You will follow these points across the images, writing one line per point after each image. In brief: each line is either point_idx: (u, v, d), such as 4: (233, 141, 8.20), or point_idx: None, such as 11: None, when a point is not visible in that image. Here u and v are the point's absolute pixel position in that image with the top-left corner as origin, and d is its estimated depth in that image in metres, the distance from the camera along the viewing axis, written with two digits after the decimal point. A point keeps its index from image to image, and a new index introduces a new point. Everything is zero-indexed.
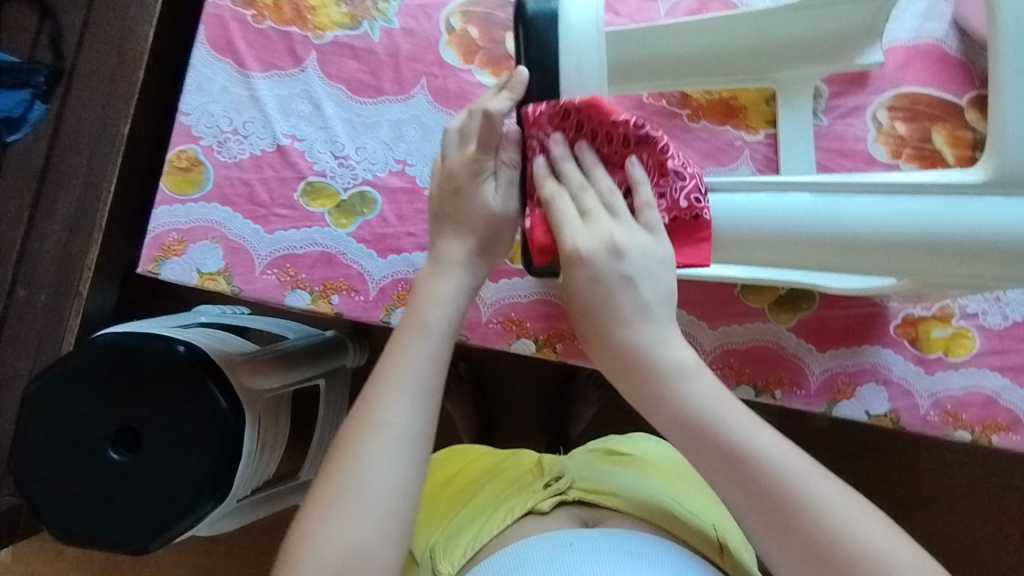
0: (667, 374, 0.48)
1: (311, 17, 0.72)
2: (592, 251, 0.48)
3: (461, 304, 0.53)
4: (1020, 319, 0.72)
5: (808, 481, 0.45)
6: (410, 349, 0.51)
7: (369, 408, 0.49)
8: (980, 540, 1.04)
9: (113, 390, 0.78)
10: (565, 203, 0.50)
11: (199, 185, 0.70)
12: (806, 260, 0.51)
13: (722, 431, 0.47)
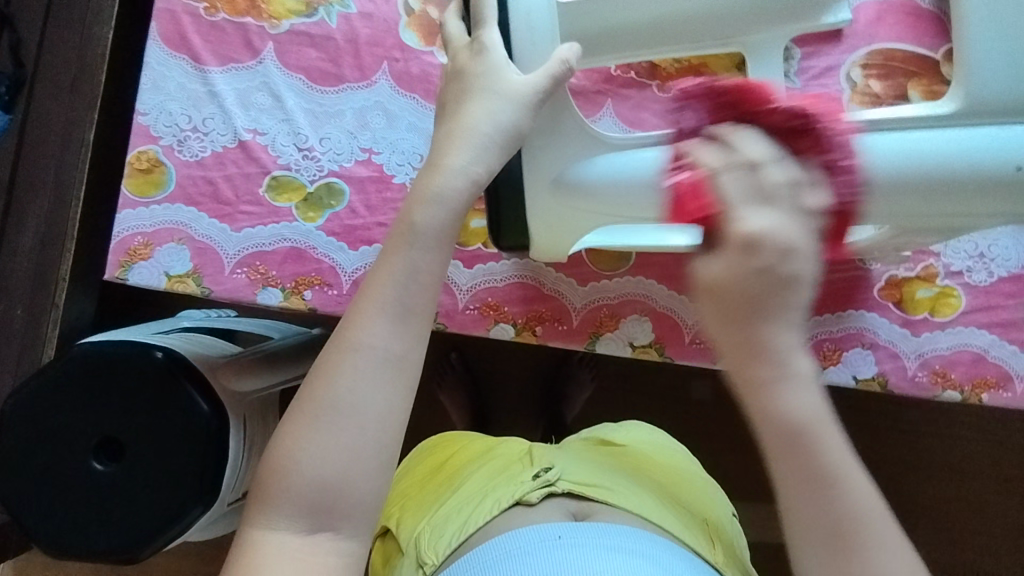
0: (779, 372, 0.41)
1: (265, 6, 0.70)
2: (763, 241, 0.39)
3: (462, 203, 0.43)
4: (1005, 274, 0.71)
5: (868, 505, 0.43)
6: (395, 255, 0.42)
7: (346, 328, 0.42)
8: (980, 498, 1.03)
9: (92, 399, 0.74)
10: (735, 179, 0.41)
11: (161, 186, 0.68)
12: None
13: (817, 450, 0.42)
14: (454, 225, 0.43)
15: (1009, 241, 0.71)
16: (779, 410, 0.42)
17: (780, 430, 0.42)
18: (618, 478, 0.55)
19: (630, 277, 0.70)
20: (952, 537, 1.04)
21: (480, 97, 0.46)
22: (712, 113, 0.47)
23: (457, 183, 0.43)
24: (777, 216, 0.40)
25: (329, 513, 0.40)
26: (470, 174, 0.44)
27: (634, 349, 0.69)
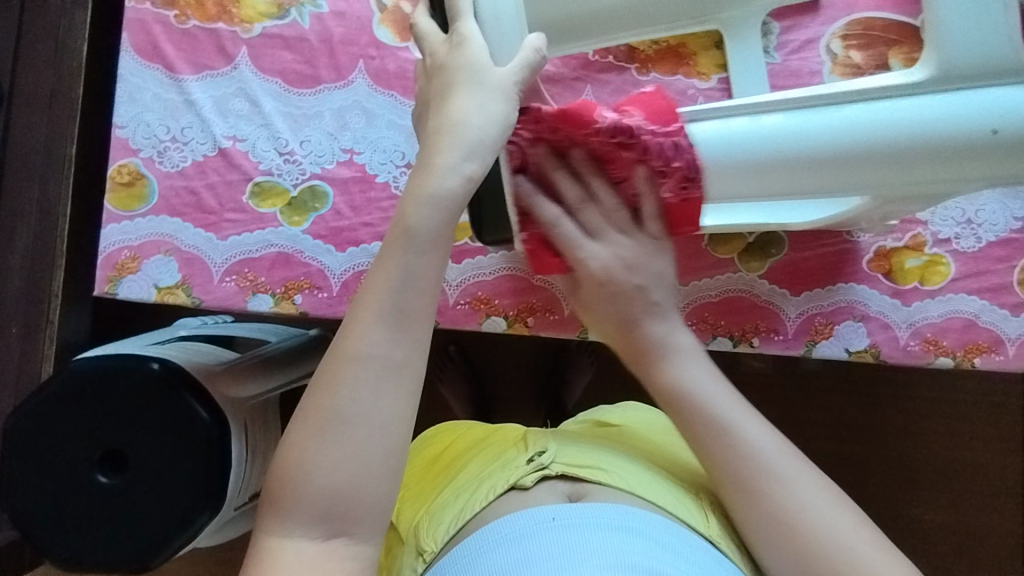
0: (662, 352, 0.56)
1: (236, 10, 0.70)
2: (609, 273, 0.57)
3: (456, 203, 0.43)
4: (993, 239, 0.71)
5: (777, 456, 0.50)
6: (390, 262, 0.42)
7: (343, 338, 0.42)
8: (981, 460, 1.04)
9: (92, 413, 0.75)
10: (566, 228, 0.57)
11: (144, 199, 0.68)
12: (783, 182, 0.52)
13: (710, 410, 0.52)
14: (447, 224, 0.43)
15: (996, 206, 0.71)
16: (670, 383, 0.55)
17: (676, 400, 0.54)
18: (615, 458, 0.55)
19: None
20: (954, 500, 1.05)
21: (463, 91, 0.45)
22: (537, 133, 0.53)
23: (451, 182, 0.43)
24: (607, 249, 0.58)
25: (343, 520, 0.40)
26: (463, 171, 0.43)
27: None
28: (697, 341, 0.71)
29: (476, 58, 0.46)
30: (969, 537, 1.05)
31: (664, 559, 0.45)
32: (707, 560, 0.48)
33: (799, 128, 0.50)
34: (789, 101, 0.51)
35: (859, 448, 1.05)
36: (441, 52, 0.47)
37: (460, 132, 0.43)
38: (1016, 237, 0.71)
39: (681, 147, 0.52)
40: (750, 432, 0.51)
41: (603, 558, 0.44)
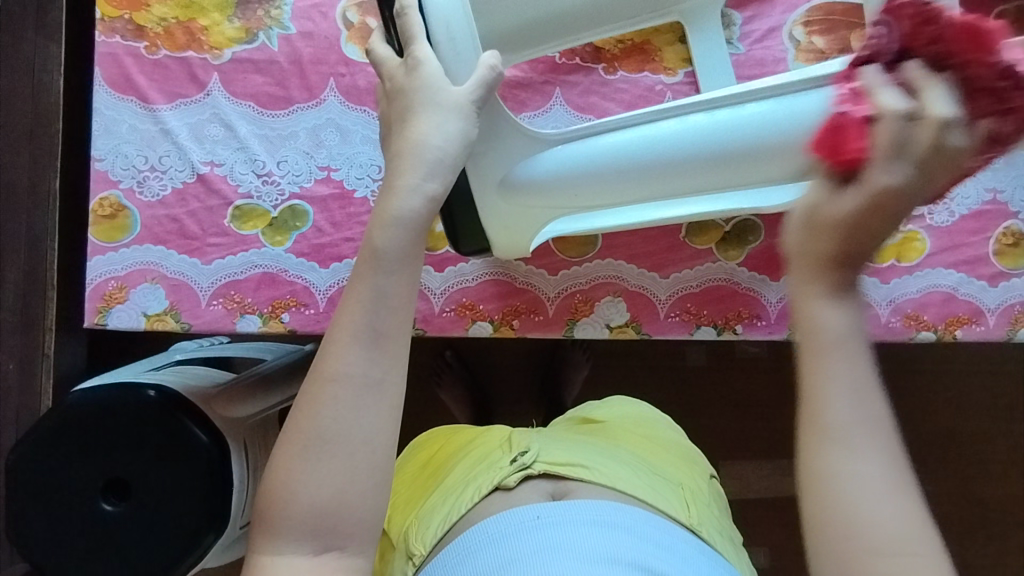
0: (833, 285, 0.36)
1: (205, 37, 0.70)
2: (823, 207, 0.35)
3: (421, 222, 0.44)
4: (965, 212, 0.72)
5: (891, 465, 0.35)
6: (361, 286, 0.43)
7: (321, 359, 0.42)
8: (976, 429, 1.05)
9: (93, 443, 0.76)
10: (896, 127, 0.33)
11: (127, 230, 0.69)
12: (700, 182, 0.55)
13: (838, 362, 0.35)
14: (415, 242, 0.43)
15: (966, 178, 0.72)
16: (807, 323, 0.36)
17: (808, 344, 0.36)
18: (598, 455, 0.56)
19: (597, 261, 0.72)
20: (953, 471, 1.06)
21: (423, 113, 0.46)
22: (906, 36, 0.39)
23: (415, 202, 0.43)
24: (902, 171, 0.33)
25: (332, 533, 0.42)
26: (426, 191, 0.44)
27: (611, 331, 0.71)
28: (682, 333, 0.72)
29: (434, 81, 0.47)
30: (970, 507, 1.06)
31: (644, 553, 0.47)
32: (687, 550, 0.50)
33: (748, 120, 0.52)
34: (734, 96, 0.53)
35: None
36: (399, 74, 0.49)
37: (421, 152, 0.44)
38: (988, 209, 0.72)
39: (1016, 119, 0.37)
40: (873, 418, 0.35)
41: (582, 552, 0.46)
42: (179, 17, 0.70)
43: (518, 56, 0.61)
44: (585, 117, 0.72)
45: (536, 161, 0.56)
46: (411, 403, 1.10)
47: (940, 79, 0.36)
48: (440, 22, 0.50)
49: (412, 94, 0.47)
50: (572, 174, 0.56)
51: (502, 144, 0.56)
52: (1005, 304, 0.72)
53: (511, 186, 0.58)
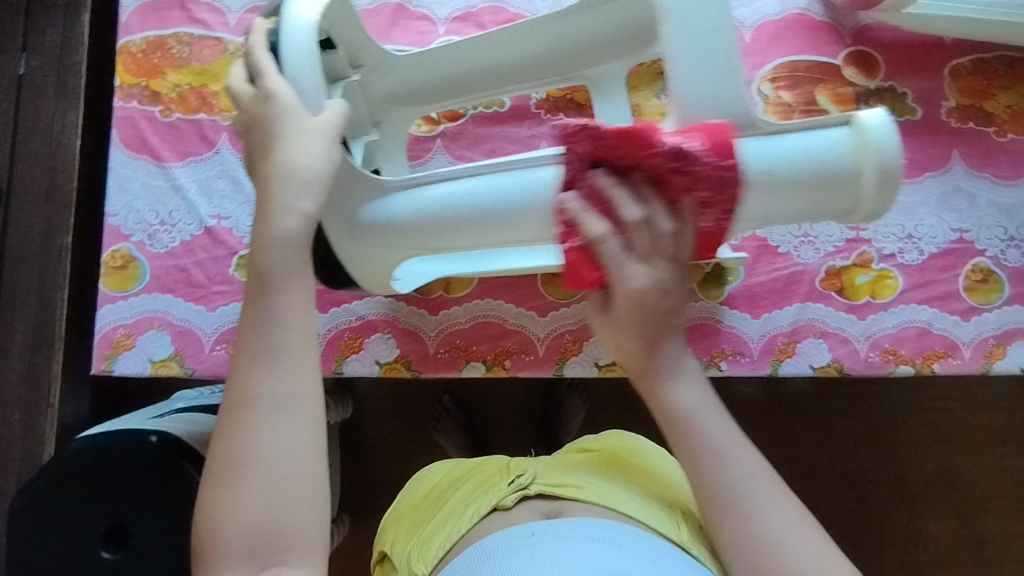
0: (664, 369, 0.49)
1: (216, 101, 0.76)
2: (645, 293, 0.47)
3: (299, 240, 0.46)
4: (934, 251, 0.76)
5: (759, 483, 0.47)
6: (252, 308, 0.44)
7: (233, 387, 0.43)
8: (980, 467, 1.03)
9: (93, 490, 0.77)
10: (611, 247, 0.47)
11: (137, 279, 0.73)
12: (523, 236, 0.59)
13: (699, 422, 0.48)
14: (298, 259, 0.45)
15: (932, 220, 0.76)
16: (662, 401, 0.49)
17: (668, 422, 0.49)
18: (589, 476, 0.58)
19: (587, 302, 0.75)
20: (958, 510, 1.03)
21: (286, 138, 0.47)
22: (592, 152, 0.49)
23: (290, 222, 0.45)
24: (649, 269, 0.47)
25: (269, 550, 0.42)
26: (300, 211, 0.46)
27: (600, 369, 0.73)
28: None
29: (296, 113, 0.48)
30: (976, 546, 1.03)
31: (626, 563, 0.48)
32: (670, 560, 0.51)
33: (530, 185, 0.56)
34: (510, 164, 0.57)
35: (862, 466, 1.03)
36: (249, 106, 0.49)
37: (290, 172, 0.46)
38: (955, 247, 0.76)
39: (713, 180, 0.49)
40: (738, 459, 0.47)
41: (579, 562, 0.48)
42: (191, 84, 0.76)
43: (433, 105, 0.73)
44: None
45: (375, 207, 0.61)
46: (410, 446, 1.11)
47: (621, 184, 0.48)
48: (292, 68, 0.51)
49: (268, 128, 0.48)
50: (393, 223, 0.61)
51: (343, 188, 0.59)
52: (978, 338, 0.74)
53: (359, 227, 0.61)
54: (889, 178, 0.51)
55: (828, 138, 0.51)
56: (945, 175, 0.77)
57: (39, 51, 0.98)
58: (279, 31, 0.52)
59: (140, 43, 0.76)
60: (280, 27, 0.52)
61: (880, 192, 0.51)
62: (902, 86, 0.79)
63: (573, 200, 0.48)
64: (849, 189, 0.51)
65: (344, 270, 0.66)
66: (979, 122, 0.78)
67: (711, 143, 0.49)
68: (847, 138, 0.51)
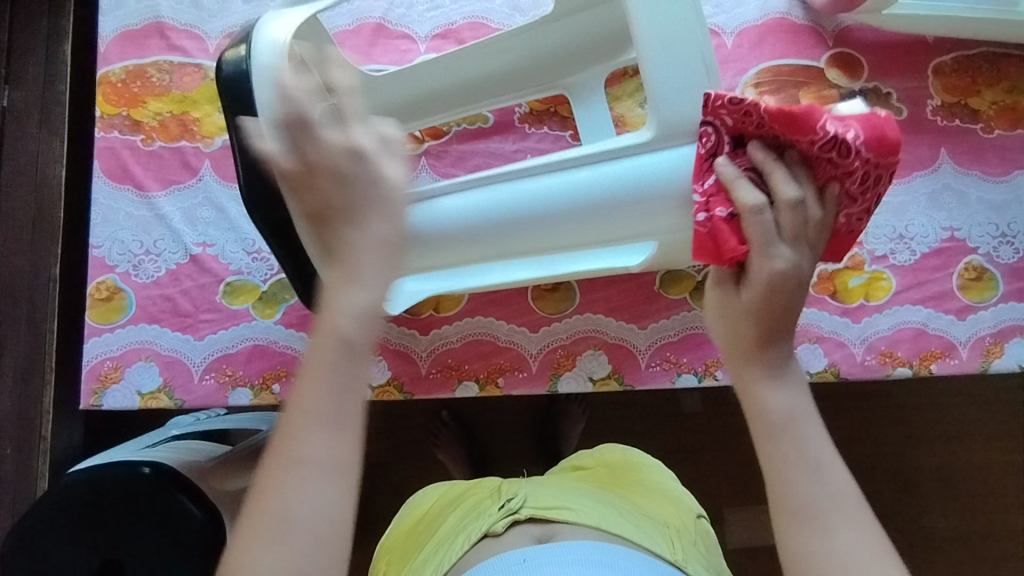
0: (768, 368, 0.44)
1: (197, 128, 0.75)
2: (785, 276, 0.42)
3: (371, 320, 0.40)
4: (926, 250, 0.75)
5: (856, 514, 0.41)
6: (320, 366, 0.39)
7: (283, 440, 0.39)
8: (983, 462, 1.02)
9: (87, 525, 0.76)
10: (766, 220, 0.42)
11: (123, 311, 0.72)
12: (573, 240, 0.57)
13: (800, 419, 0.43)
14: (369, 335, 0.40)
15: (923, 219, 0.76)
16: (759, 402, 0.44)
17: (763, 424, 0.44)
18: (582, 499, 0.58)
19: (578, 316, 0.74)
20: (964, 507, 1.02)
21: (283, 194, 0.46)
22: (733, 128, 0.45)
23: (362, 305, 0.39)
24: (795, 251, 0.43)
25: None
26: (369, 296, 0.39)
27: (594, 383, 0.72)
28: (664, 382, 0.73)
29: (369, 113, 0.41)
30: (985, 542, 1.02)
31: None
32: None
33: (583, 184, 0.54)
34: (552, 165, 0.54)
35: (866, 467, 1.02)
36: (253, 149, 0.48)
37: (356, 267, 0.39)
38: (947, 246, 0.75)
39: (858, 172, 0.44)
40: (835, 479, 0.42)
41: None
42: (172, 112, 0.75)
43: (415, 124, 0.73)
44: None
45: None
46: (409, 465, 1.10)
47: (780, 159, 0.44)
48: (264, 101, 0.53)
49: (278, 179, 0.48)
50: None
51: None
52: (975, 337, 0.74)
53: None
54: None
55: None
56: (933, 174, 0.77)
57: (20, 82, 0.97)
58: (251, 54, 0.54)
59: (119, 73, 0.76)
60: (253, 49, 0.54)
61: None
62: (886, 86, 0.79)
63: (727, 168, 0.44)
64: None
65: (327, 295, 0.64)
66: (965, 119, 0.78)
67: (871, 134, 0.44)
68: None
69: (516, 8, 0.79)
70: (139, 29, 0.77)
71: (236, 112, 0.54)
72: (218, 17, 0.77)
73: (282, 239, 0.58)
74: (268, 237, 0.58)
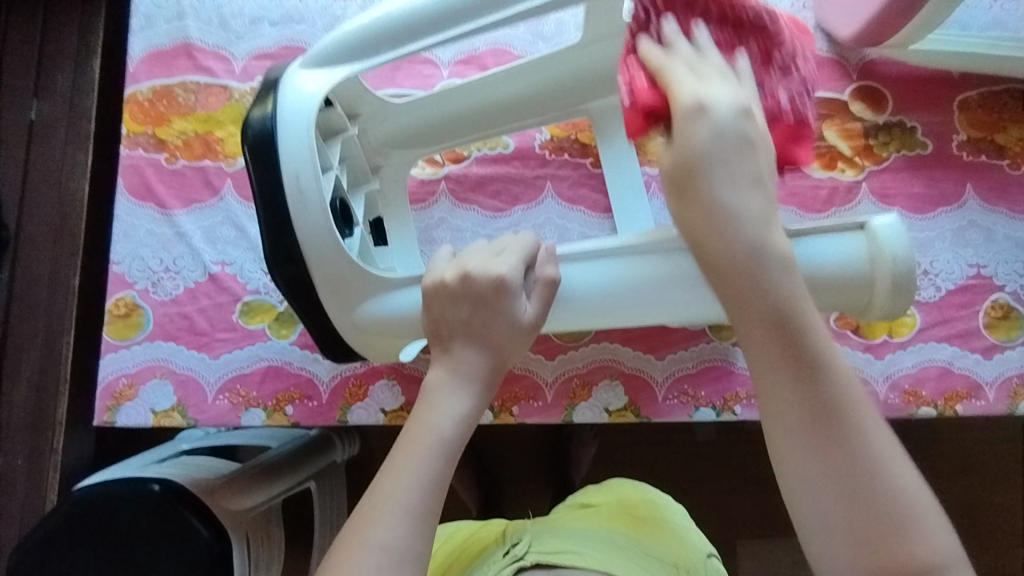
0: (732, 232, 0.42)
1: (220, 147, 0.76)
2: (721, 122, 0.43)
3: (454, 439, 0.48)
4: (951, 287, 0.74)
5: (870, 429, 0.40)
6: (405, 463, 0.47)
7: (360, 525, 0.45)
8: (1008, 499, 0.99)
9: (94, 543, 0.75)
10: (679, 70, 0.45)
11: (139, 327, 0.72)
12: (645, 318, 0.58)
13: (796, 304, 0.41)
14: (463, 435, 0.49)
15: (948, 255, 0.75)
16: (724, 252, 0.42)
17: (743, 279, 0.41)
18: (589, 542, 0.56)
19: (594, 345, 0.73)
20: (987, 545, 0.99)
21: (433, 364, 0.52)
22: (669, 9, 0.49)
23: (450, 425, 0.49)
24: (721, 90, 0.44)
25: None
26: (458, 415, 0.49)
27: (610, 415, 0.71)
28: (682, 416, 0.71)
29: (489, 257, 0.53)
30: None
31: None
32: None
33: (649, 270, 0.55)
34: (584, 252, 0.57)
35: None
36: (433, 308, 0.53)
37: (435, 432, 0.48)
38: (973, 283, 0.74)
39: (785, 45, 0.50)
40: (848, 386, 0.40)
41: None
42: (197, 131, 0.76)
43: (433, 149, 0.72)
44: (577, 209, 0.76)
45: (379, 302, 0.59)
46: None
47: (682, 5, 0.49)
48: (291, 169, 0.55)
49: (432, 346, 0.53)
50: (405, 317, 0.59)
51: (345, 284, 0.58)
52: (1002, 377, 0.72)
53: (364, 318, 0.60)
54: (902, 282, 0.52)
55: (841, 244, 0.53)
56: (960, 210, 0.76)
57: (49, 97, 0.99)
58: (278, 112, 0.56)
59: (147, 92, 0.77)
60: (281, 107, 0.56)
61: (893, 298, 0.53)
62: (911, 120, 0.78)
63: (671, 28, 0.48)
64: (862, 291, 0.53)
65: (346, 348, 0.63)
66: (992, 155, 0.77)
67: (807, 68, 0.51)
68: (860, 244, 0.53)
69: (539, 35, 0.79)
70: (167, 49, 0.78)
71: (260, 169, 0.55)
72: (245, 39, 0.78)
73: (298, 294, 0.58)
74: (285, 292, 0.58)
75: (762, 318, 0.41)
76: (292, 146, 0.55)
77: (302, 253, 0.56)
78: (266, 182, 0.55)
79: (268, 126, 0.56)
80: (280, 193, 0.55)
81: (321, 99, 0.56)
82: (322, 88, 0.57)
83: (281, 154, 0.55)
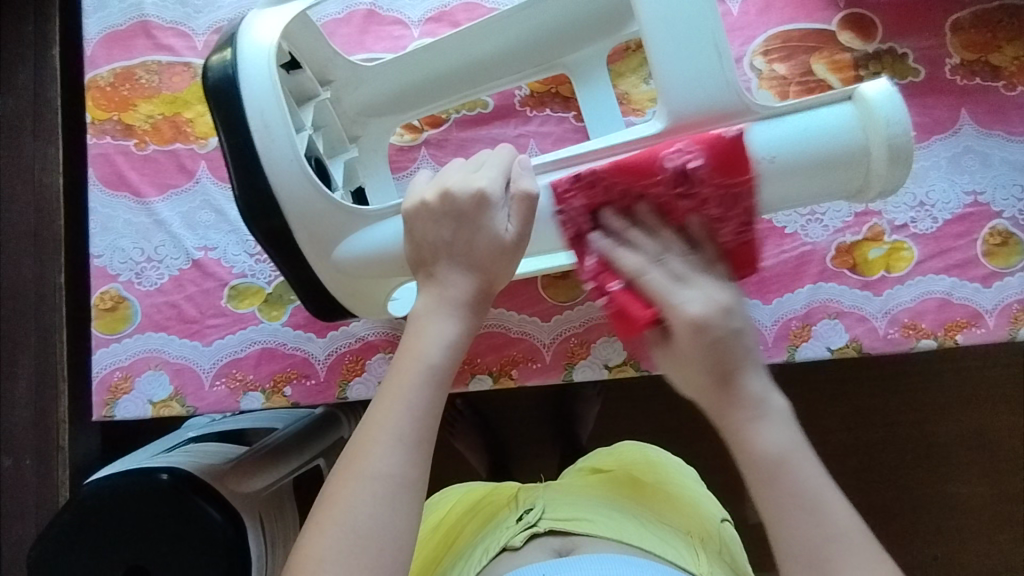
0: (666, 304, 0.50)
1: (191, 128, 0.74)
2: (706, 320, 0.48)
3: (441, 361, 0.48)
4: (949, 217, 0.72)
5: (828, 495, 0.46)
6: (397, 390, 0.47)
7: (355, 457, 0.45)
8: (1011, 426, 0.99)
9: (107, 537, 0.75)
10: (654, 275, 0.51)
11: (128, 320, 0.71)
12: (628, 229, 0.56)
13: (746, 375, 0.49)
14: (452, 358, 0.49)
15: (944, 184, 0.73)
16: (694, 318, 0.49)
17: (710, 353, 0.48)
18: (603, 509, 0.57)
19: (590, 303, 0.72)
20: (991, 472, 1.00)
21: (422, 290, 0.51)
22: (583, 198, 0.53)
23: (439, 351, 0.49)
24: (705, 293, 0.50)
25: None
26: (446, 338, 0.49)
27: (610, 370, 0.71)
28: None
29: (468, 174, 0.52)
30: (1011, 506, 0.99)
31: None
32: None
33: (630, 167, 0.53)
34: (559, 163, 0.55)
35: (886, 435, 1.00)
36: (419, 230, 0.51)
37: (422, 357, 0.48)
38: (971, 211, 0.72)
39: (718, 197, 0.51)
40: (784, 435, 0.48)
41: None
42: (164, 113, 0.74)
43: (410, 114, 0.70)
44: None
45: (361, 237, 0.57)
46: None
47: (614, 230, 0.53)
48: (256, 116, 0.53)
49: (416, 271, 0.52)
50: (387, 252, 0.57)
51: (324, 224, 0.57)
52: (1002, 304, 0.71)
53: (344, 261, 0.58)
54: (899, 152, 0.51)
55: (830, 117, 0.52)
56: (955, 137, 0.74)
57: (12, 92, 0.95)
58: (236, 60, 0.54)
59: (108, 76, 0.74)
60: (239, 54, 0.54)
61: (891, 168, 0.51)
62: (901, 47, 0.75)
63: (598, 241, 0.53)
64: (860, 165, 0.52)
65: (330, 298, 0.62)
66: (986, 77, 0.75)
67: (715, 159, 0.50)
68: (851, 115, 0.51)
69: None
70: (125, 29, 0.75)
71: (225, 118, 0.53)
72: (205, 12, 0.75)
73: (281, 250, 0.57)
74: (265, 245, 0.57)
75: (709, 383, 0.49)
76: (256, 95, 0.53)
77: (278, 206, 0.55)
78: (234, 137, 0.54)
79: (228, 75, 0.53)
80: (249, 142, 0.53)
81: (275, 41, 0.54)
82: (279, 27, 0.55)
83: (245, 103, 0.53)
